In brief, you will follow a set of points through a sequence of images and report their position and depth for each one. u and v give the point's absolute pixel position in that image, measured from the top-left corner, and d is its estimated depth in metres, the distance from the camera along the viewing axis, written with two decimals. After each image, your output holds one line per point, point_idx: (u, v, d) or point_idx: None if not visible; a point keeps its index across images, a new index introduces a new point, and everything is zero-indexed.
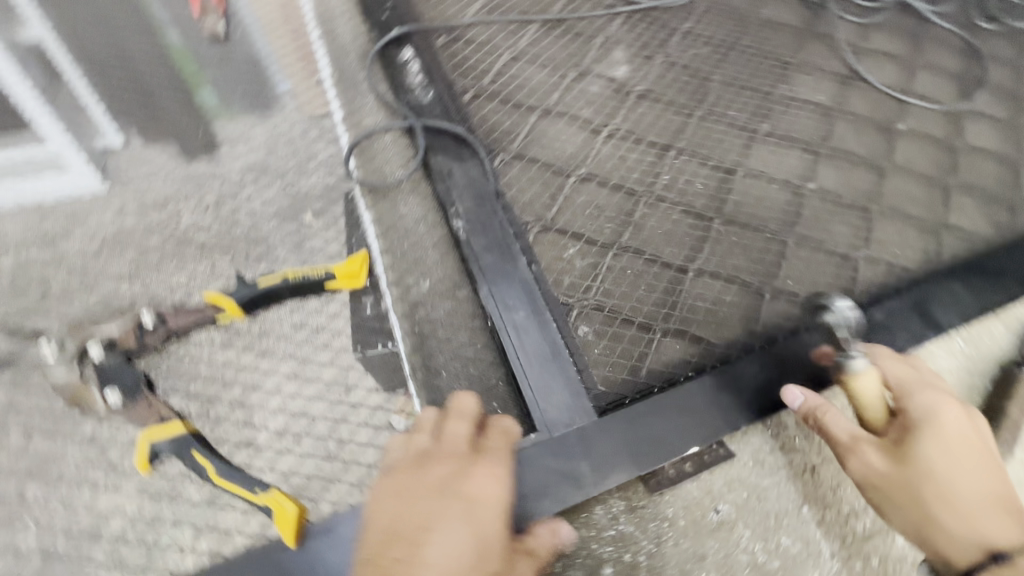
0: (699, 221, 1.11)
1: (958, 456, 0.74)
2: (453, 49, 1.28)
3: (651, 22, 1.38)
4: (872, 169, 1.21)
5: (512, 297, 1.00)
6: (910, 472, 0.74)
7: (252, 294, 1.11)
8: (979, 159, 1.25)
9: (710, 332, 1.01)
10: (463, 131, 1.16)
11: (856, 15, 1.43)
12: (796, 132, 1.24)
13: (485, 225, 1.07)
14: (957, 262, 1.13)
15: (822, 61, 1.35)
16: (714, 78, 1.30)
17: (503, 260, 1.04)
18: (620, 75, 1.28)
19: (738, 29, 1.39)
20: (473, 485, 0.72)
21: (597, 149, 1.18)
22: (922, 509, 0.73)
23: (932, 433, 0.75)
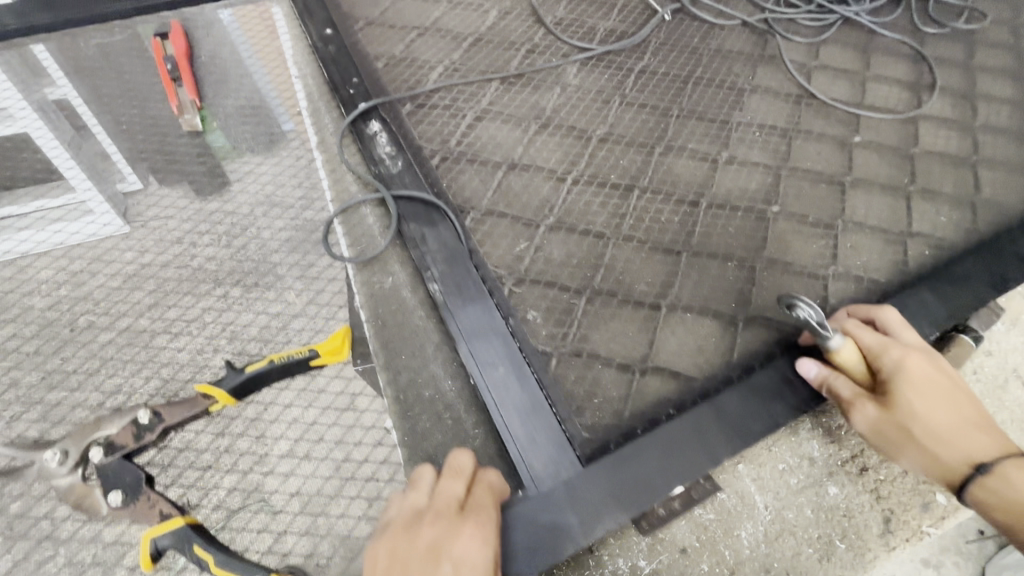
0: (708, 261, 0.75)
1: (944, 387, 0.57)
2: (422, 116, 0.85)
3: (609, 66, 0.96)
4: (832, 186, 0.85)
5: (483, 347, 0.63)
6: (902, 415, 0.56)
7: (240, 380, 0.82)
8: (936, 161, 0.90)
9: (708, 360, 0.67)
10: (432, 193, 0.75)
11: (804, 37, 1.07)
12: (758, 155, 0.87)
13: (461, 282, 0.68)
14: (930, 271, 0.76)
15: (773, 82, 0.99)
16: (674, 112, 0.91)
17: (473, 311, 0.66)
18: (569, 81, 0.93)
19: (690, 60, 1.00)
20: (469, 548, 0.44)
21: (562, 197, 0.79)
22: (929, 456, 0.56)
23: (914, 374, 0.57)
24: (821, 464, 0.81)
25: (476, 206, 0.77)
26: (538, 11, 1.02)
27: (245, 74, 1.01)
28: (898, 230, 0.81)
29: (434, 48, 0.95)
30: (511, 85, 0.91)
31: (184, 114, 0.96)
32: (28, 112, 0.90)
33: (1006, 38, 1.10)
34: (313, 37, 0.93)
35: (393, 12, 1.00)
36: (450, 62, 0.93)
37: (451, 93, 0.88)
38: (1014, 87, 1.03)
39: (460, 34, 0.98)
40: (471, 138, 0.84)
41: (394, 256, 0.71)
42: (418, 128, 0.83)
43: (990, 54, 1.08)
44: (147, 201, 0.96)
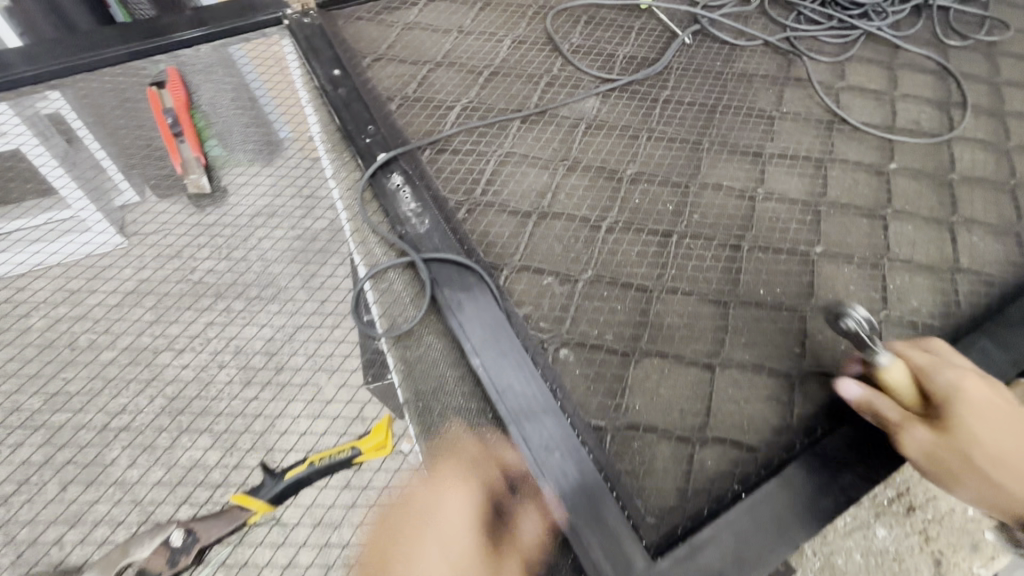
0: (760, 311, 0.72)
1: (1001, 411, 0.55)
2: (442, 165, 0.80)
3: (634, 96, 0.92)
4: (874, 219, 0.82)
5: (535, 428, 0.59)
6: (967, 445, 0.54)
7: (280, 490, 0.58)
8: (974, 186, 0.88)
9: (768, 421, 0.64)
10: (463, 254, 0.71)
11: (827, 56, 1.03)
12: (795, 188, 0.84)
13: (503, 350, 0.64)
14: (982, 315, 0.73)
15: (800, 106, 0.95)
16: (705, 144, 0.87)
17: (522, 385, 0.62)
18: (592, 116, 0.88)
19: (716, 86, 0.96)
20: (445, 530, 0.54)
21: (598, 248, 0.75)
22: (992, 487, 0.54)
23: (973, 399, 0.55)
24: (871, 507, 0.75)
25: (509, 263, 0.73)
26: (554, 39, 0.97)
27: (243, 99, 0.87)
28: (944, 265, 0.78)
29: (450, 84, 0.90)
30: (533, 122, 0.87)
31: (189, 174, 0.80)
32: (18, 129, 0.80)
33: None
34: (321, 80, 0.86)
35: (401, 48, 0.95)
36: (468, 101, 0.88)
37: (471, 137, 0.84)
38: None
39: (475, 70, 0.93)
40: (496, 187, 0.80)
41: (431, 328, 0.66)
42: (440, 178, 0.79)
43: (1016, 69, 1.04)
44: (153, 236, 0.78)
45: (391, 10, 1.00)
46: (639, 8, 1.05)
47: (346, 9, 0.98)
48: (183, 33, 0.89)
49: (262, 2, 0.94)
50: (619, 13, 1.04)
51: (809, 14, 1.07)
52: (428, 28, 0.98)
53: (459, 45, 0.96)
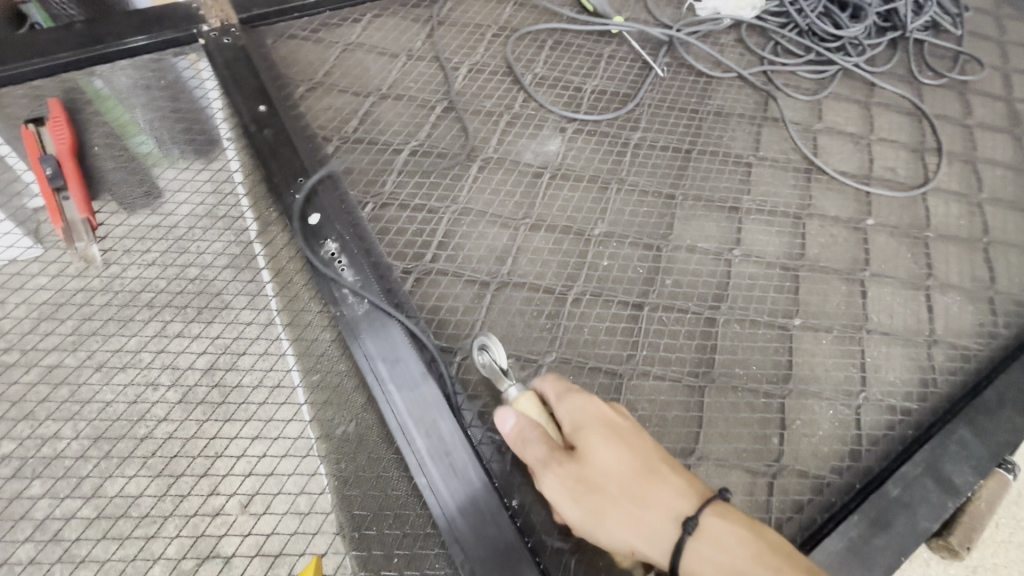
0: (737, 397, 0.66)
1: (628, 433, 0.53)
2: (389, 226, 0.71)
3: (603, 138, 0.84)
4: (852, 283, 0.78)
5: (491, 563, 0.51)
6: (595, 470, 0.50)
7: None
8: (949, 245, 0.84)
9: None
10: (410, 338, 0.61)
11: (804, 93, 0.97)
12: (771, 246, 0.79)
13: (454, 467, 0.55)
14: (957, 397, 0.70)
15: (777, 151, 0.89)
16: (679, 197, 0.80)
17: (476, 506, 0.53)
18: (555, 164, 0.80)
19: (689, 126, 0.89)
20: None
21: (563, 324, 0.68)
22: (629, 519, 0.48)
23: (592, 420, 0.52)
24: None
25: (464, 345, 0.65)
26: (516, 69, 0.87)
27: (180, 113, 0.75)
28: (923, 337, 0.74)
29: (398, 122, 0.80)
30: (491, 171, 0.78)
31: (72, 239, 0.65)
32: None
33: (1001, 89, 1.04)
34: (241, 116, 0.73)
35: (340, 75, 0.83)
36: (418, 143, 0.78)
37: (420, 192, 0.74)
38: (1015, 148, 0.97)
39: (426, 104, 0.82)
40: (450, 251, 0.71)
41: (373, 435, 0.58)
42: (384, 241, 0.70)
43: (987, 110, 1.01)
44: (57, 276, 0.64)
45: (330, 27, 0.87)
46: (610, 32, 0.96)
47: (275, 24, 0.85)
48: (123, 43, 0.76)
49: (175, 14, 0.80)
50: (588, 38, 0.95)
51: (787, 45, 1.00)
52: (373, 50, 0.86)
53: (408, 73, 0.85)
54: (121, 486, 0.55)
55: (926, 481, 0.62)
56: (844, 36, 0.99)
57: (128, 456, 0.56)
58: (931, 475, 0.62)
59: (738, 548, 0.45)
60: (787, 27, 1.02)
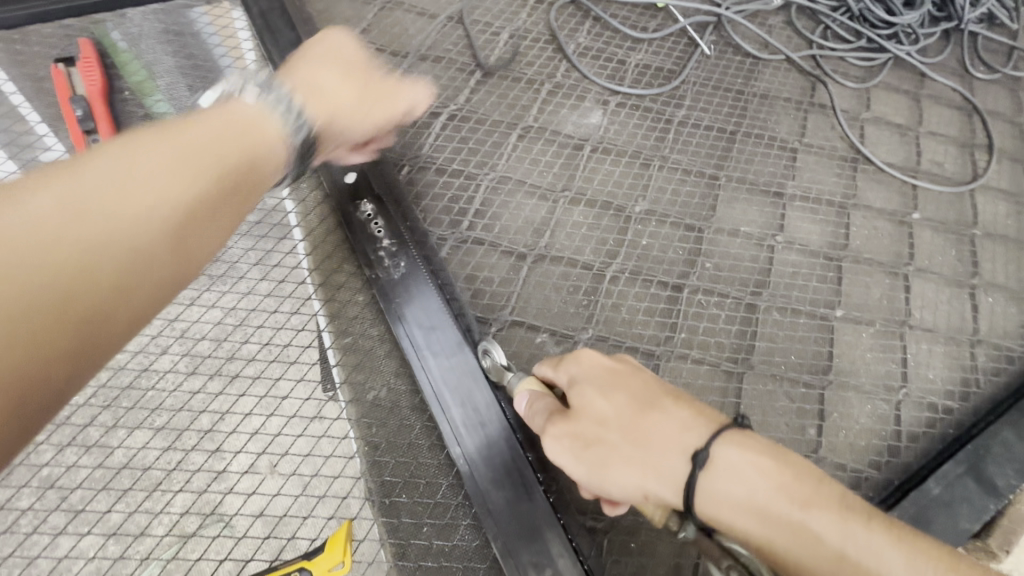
0: (775, 385, 0.65)
1: (625, 379, 0.50)
2: (425, 193, 0.69)
3: (644, 115, 0.81)
4: (895, 278, 0.75)
5: (522, 538, 0.50)
6: (593, 422, 0.47)
7: None
8: (998, 245, 0.81)
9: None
10: (445, 308, 0.59)
11: (853, 80, 0.94)
12: (814, 234, 0.76)
13: (486, 438, 0.53)
14: (999, 399, 0.68)
15: (823, 139, 0.86)
16: (721, 179, 0.78)
17: (506, 478, 0.52)
18: (596, 137, 0.77)
19: (734, 107, 0.86)
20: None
21: (600, 301, 0.66)
22: (636, 464, 0.45)
23: (586, 376, 0.50)
24: None
25: (498, 316, 0.63)
26: (559, 37, 0.84)
27: (207, 65, 0.73)
28: (966, 336, 0.72)
29: (436, 85, 0.77)
30: (531, 141, 0.75)
31: None
32: None
33: None
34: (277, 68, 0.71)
35: (378, 34, 0.80)
36: (457, 109, 0.76)
37: (457, 158, 0.72)
38: None
39: (465, 69, 0.79)
40: (486, 221, 0.69)
41: (405, 402, 0.57)
42: (419, 207, 0.68)
43: None
44: None
45: None
46: (656, 6, 0.92)
47: None
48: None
49: None
50: (633, 10, 0.92)
51: (837, 29, 0.96)
52: (412, 10, 0.83)
53: (448, 36, 0.82)
54: (123, 441, 0.53)
55: (968, 481, 0.60)
56: (896, 25, 0.94)
57: (130, 415, 0.54)
58: (972, 475, 0.60)
59: (761, 481, 0.42)
60: (837, 11, 0.97)
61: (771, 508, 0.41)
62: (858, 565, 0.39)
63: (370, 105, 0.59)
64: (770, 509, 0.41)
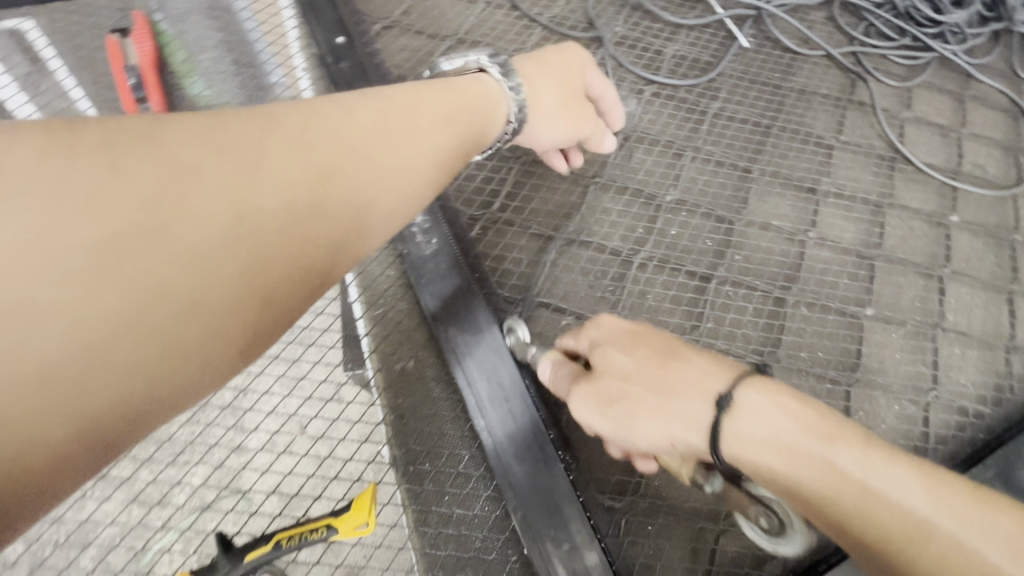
0: (799, 379, 0.64)
1: (646, 337, 0.50)
2: (458, 172, 0.70)
3: (679, 105, 0.81)
4: (930, 280, 0.74)
5: (542, 511, 0.50)
6: (616, 378, 0.48)
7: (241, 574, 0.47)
8: None
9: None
10: (474, 285, 0.60)
11: (894, 78, 0.92)
12: (847, 232, 0.75)
13: (510, 414, 0.54)
14: None
15: (861, 136, 0.85)
16: (754, 172, 0.77)
17: (528, 453, 0.53)
18: (629, 126, 0.77)
19: (770, 101, 0.85)
20: (213, 182, 0.34)
21: (627, 287, 0.66)
22: (660, 415, 0.46)
23: (606, 337, 0.51)
24: None
25: (525, 296, 0.64)
26: (595, 25, 0.84)
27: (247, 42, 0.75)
28: (1002, 342, 0.71)
29: None
30: None
31: None
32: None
33: None
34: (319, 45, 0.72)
35: (418, 16, 0.82)
36: None
37: None
38: None
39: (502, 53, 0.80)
40: (517, 203, 0.70)
41: (431, 373, 0.58)
42: (452, 185, 0.69)
43: None
44: None
45: None
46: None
47: None
48: None
49: None
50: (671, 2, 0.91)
51: (881, 26, 0.94)
52: None
53: (486, 20, 0.83)
54: None
55: (996, 487, 0.59)
56: (944, 22, 0.92)
57: None
58: (1002, 481, 0.59)
59: (786, 422, 0.43)
60: (881, 7, 0.95)
61: (795, 446, 0.42)
62: (885, 498, 0.40)
63: (576, 109, 0.61)
64: (797, 446, 0.42)
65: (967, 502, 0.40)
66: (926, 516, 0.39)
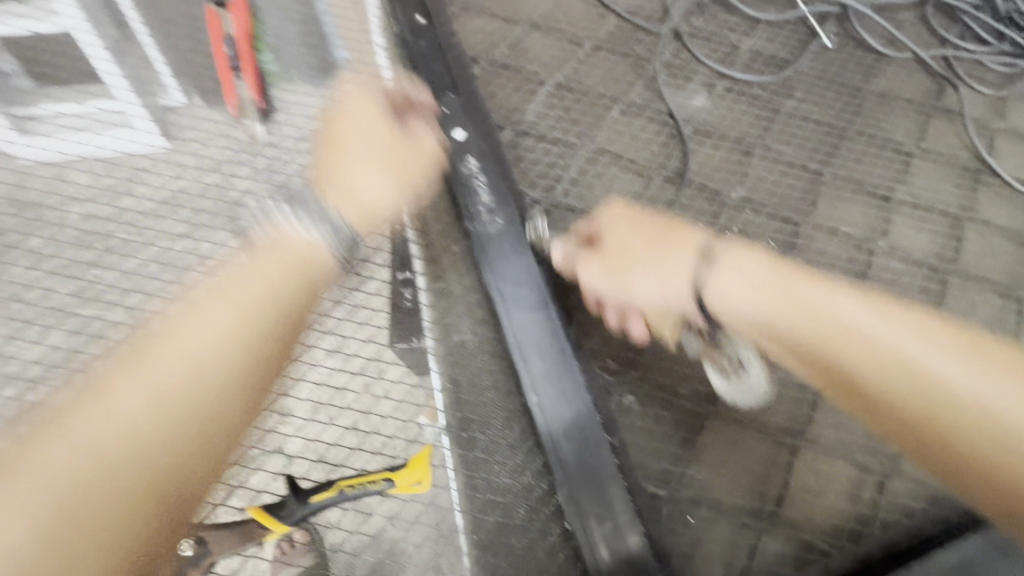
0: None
1: (653, 218, 0.58)
2: (525, 155, 0.72)
3: (751, 101, 0.79)
4: (1008, 300, 0.70)
5: (590, 490, 0.52)
6: (623, 248, 0.58)
7: (306, 515, 0.50)
8: None
9: (840, 518, 0.57)
10: (533, 268, 0.61)
11: (988, 86, 0.86)
12: (921, 243, 0.72)
13: (563, 395, 0.55)
14: None
15: (944, 145, 0.81)
16: (825, 175, 0.75)
17: (577, 433, 0.54)
18: (699, 120, 0.77)
19: (848, 103, 0.82)
20: (134, 405, 0.36)
21: None
22: (654, 271, 0.55)
23: (614, 218, 0.60)
24: None
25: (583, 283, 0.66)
26: (672, 16, 0.83)
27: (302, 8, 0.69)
28: None
29: (546, 54, 0.79)
30: (632, 117, 0.76)
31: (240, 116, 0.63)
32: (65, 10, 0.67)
33: None
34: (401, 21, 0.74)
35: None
36: (563, 78, 0.77)
37: (559, 127, 0.74)
38: None
39: (575, 40, 0.81)
40: (580, 189, 0.71)
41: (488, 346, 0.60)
42: (518, 168, 0.70)
43: None
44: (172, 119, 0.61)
45: None
46: None
47: None
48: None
49: None
50: None
51: (977, 29, 0.89)
52: None
53: (561, 7, 0.83)
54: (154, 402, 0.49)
55: None
56: None
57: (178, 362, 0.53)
58: None
59: (767, 275, 0.52)
60: (978, 10, 0.89)
61: (775, 288, 0.51)
62: (881, 341, 0.47)
63: (404, 166, 0.55)
64: (782, 291, 0.50)
65: (954, 340, 0.46)
66: (944, 376, 0.45)
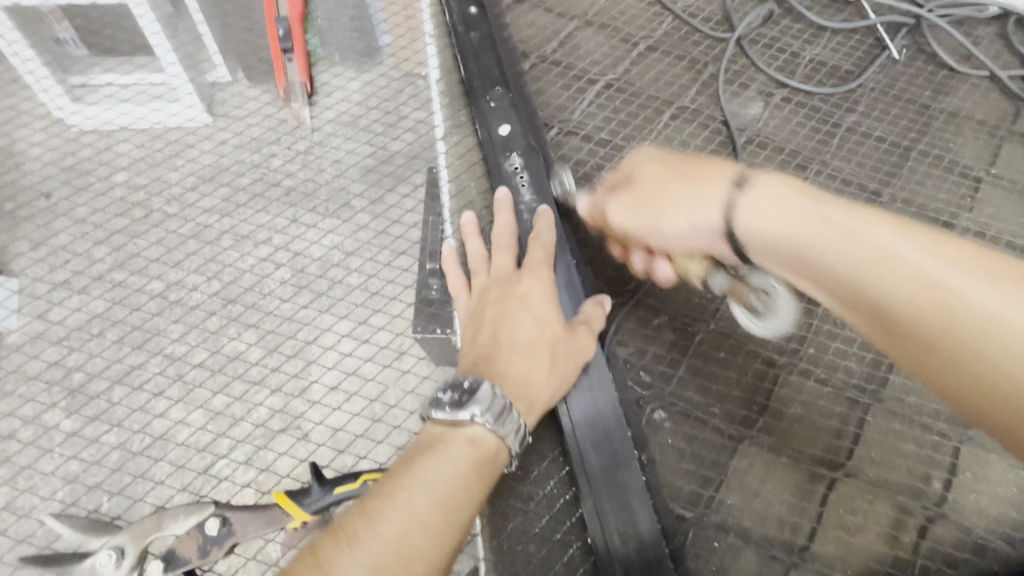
0: (902, 425, 0.60)
1: (677, 156, 0.51)
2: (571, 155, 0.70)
3: (809, 112, 0.76)
4: None
5: (615, 506, 0.50)
6: (646, 182, 0.51)
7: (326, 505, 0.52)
8: None
9: (876, 561, 0.53)
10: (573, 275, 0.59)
11: None
12: None
13: (594, 406, 0.54)
14: None
15: (1019, 172, 0.75)
16: (883, 196, 0.71)
17: (605, 446, 0.52)
18: (753, 129, 0.73)
19: (914, 120, 0.77)
20: None
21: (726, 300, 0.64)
22: (681, 202, 0.48)
23: (635, 155, 0.53)
24: None
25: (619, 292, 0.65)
26: (733, 19, 0.80)
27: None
28: None
29: (598, 51, 0.77)
30: (683, 123, 0.73)
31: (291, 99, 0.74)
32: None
33: None
34: None
35: None
36: (615, 78, 0.75)
37: (607, 128, 0.72)
38: None
39: (629, 40, 0.78)
40: None
41: None
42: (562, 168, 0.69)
43: None
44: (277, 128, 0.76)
45: None
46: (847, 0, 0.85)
47: None
48: None
49: None
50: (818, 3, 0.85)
51: None
52: None
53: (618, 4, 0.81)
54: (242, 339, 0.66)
55: None
56: None
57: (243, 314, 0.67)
58: None
59: (792, 195, 0.44)
60: None
61: (809, 215, 0.42)
62: (900, 263, 0.38)
63: (567, 350, 0.53)
64: (820, 212, 0.42)
65: (972, 262, 0.37)
66: (959, 289, 0.36)
